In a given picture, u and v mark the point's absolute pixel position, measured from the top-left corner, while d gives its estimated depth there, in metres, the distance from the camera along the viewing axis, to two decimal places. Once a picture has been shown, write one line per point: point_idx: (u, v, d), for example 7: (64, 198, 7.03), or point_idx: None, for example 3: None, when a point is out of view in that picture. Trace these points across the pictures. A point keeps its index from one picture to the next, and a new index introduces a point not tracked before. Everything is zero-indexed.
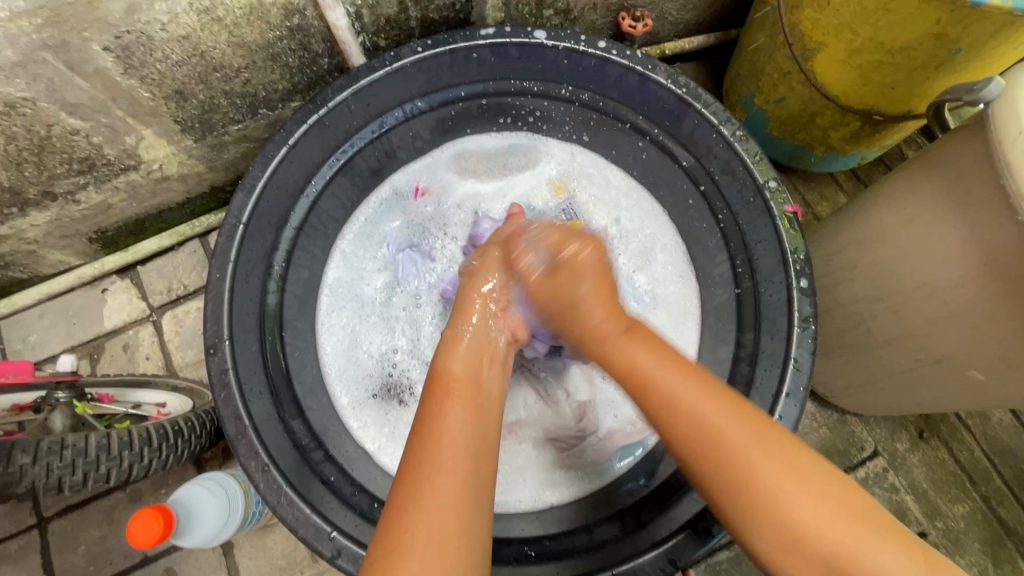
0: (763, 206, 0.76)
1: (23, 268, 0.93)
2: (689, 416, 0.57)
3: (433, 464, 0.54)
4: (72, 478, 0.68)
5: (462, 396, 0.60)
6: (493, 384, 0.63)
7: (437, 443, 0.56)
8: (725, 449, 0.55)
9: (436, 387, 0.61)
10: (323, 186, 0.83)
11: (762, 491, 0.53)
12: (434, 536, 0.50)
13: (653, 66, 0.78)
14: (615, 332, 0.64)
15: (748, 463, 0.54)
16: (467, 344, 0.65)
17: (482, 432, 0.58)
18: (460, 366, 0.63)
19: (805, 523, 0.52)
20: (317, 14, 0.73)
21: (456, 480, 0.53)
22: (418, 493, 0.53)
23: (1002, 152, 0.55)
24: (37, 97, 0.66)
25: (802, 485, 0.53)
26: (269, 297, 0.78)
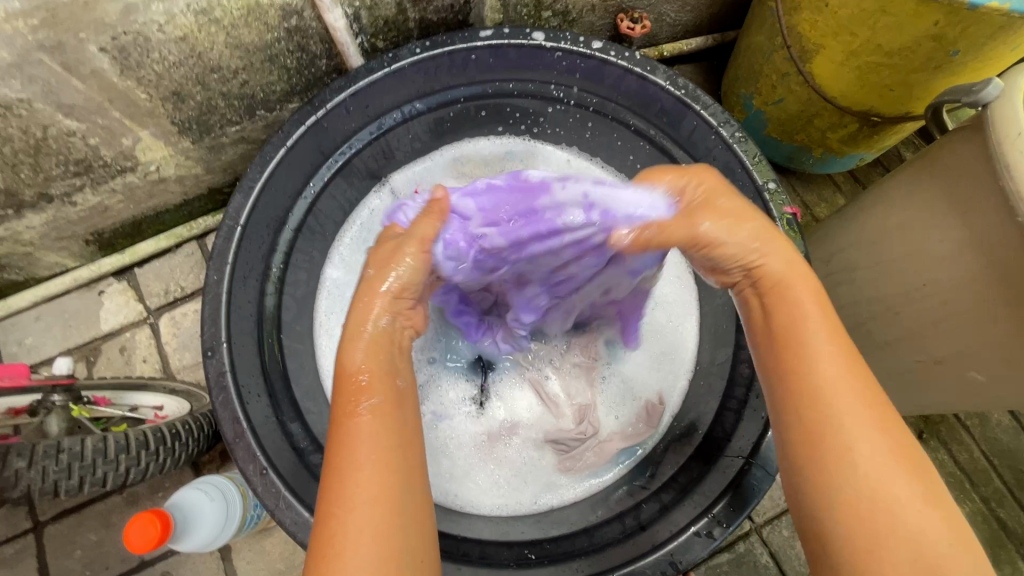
0: (762, 208, 0.76)
1: (18, 270, 0.92)
2: (806, 362, 0.49)
3: (351, 465, 0.47)
4: (69, 482, 0.67)
5: (371, 385, 0.53)
6: (405, 366, 0.57)
7: (350, 444, 0.48)
8: (823, 402, 0.47)
9: (342, 387, 0.53)
10: (321, 188, 0.83)
11: (844, 458, 0.45)
12: (356, 553, 0.43)
13: (651, 68, 0.79)
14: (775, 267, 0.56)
15: (834, 413, 0.46)
16: (370, 334, 0.57)
17: (402, 419, 0.52)
18: (365, 362, 0.54)
19: (878, 492, 0.43)
20: (315, 15, 0.72)
21: (377, 488, 0.46)
22: (341, 499, 0.46)
23: (1002, 153, 0.55)
24: (32, 98, 0.66)
25: (881, 453, 0.45)
26: (266, 299, 0.78)
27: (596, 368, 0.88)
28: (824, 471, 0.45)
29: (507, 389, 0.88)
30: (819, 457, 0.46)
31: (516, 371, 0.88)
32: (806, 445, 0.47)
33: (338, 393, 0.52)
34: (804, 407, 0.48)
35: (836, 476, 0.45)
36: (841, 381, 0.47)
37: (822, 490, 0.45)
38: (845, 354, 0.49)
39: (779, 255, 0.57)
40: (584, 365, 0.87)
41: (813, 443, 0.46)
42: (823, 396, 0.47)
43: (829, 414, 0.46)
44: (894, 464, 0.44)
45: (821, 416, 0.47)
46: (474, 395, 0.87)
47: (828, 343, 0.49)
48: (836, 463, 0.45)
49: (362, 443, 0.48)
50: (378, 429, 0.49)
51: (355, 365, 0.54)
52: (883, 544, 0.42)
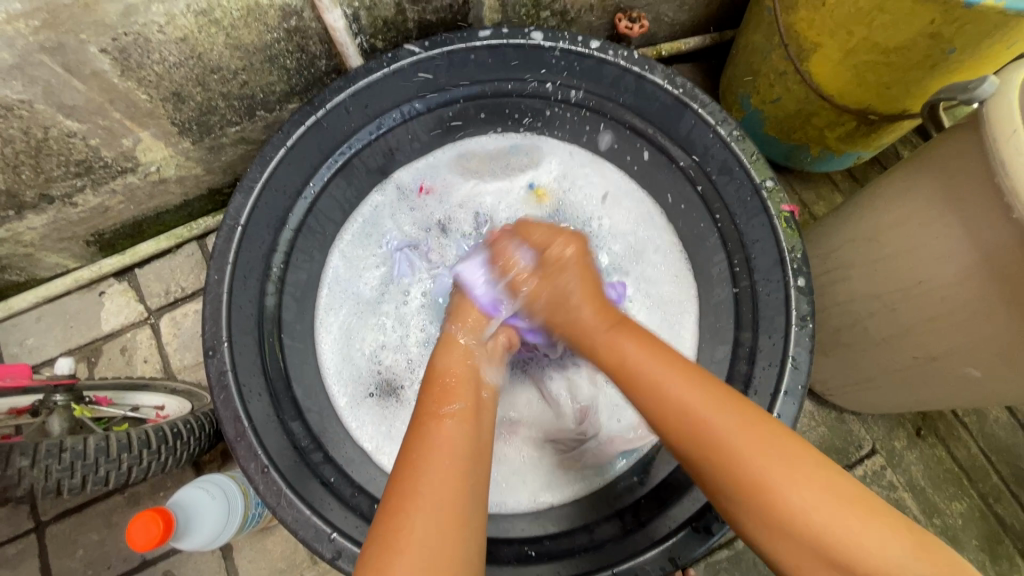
0: (760, 205, 0.76)
1: (20, 271, 0.93)
2: (671, 407, 0.57)
3: (430, 463, 0.52)
4: (72, 480, 0.68)
5: (462, 395, 0.60)
6: (486, 379, 0.65)
7: (434, 445, 0.54)
8: (713, 437, 0.54)
9: (431, 391, 0.60)
10: (321, 188, 0.83)
11: (748, 481, 0.52)
12: (425, 537, 0.48)
13: (650, 67, 0.79)
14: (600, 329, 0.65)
15: (733, 443, 0.53)
16: (458, 349, 0.67)
17: (479, 431, 0.57)
18: (457, 370, 0.63)
19: (791, 502, 0.50)
20: (314, 16, 0.73)
21: (449, 481, 0.51)
22: (412, 492, 0.50)
23: (996, 149, 0.55)
24: (33, 99, 0.66)
25: (790, 463, 0.51)
26: (267, 299, 0.78)
27: (600, 368, 0.88)
28: (736, 494, 0.52)
29: (507, 385, 0.87)
30: (740, 484, 0.52)
31: (516, 367, 0.88)
32: (709, 475, 0.54)
33: (427, 400, 0.59)
34: (685, 446, 0.55)
35: (744, 496, 0.52)
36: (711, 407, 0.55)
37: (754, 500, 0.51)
38: (680, 391, 0.57)
39: (603, 311, 0.67)
40: (588, 363, 0.88)
41: (713, 475, 0.54)
42: (710, 435, 0.54)
43: (722, 450, 0.53)
44: (801, 474, 0.51)
45: (726, 444, 0.53)
46: None
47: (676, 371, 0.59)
48: (751, 486, 0.51)
49: (446, 444, 0.54)
50: (458, 431, 0.56)
51: (448, 371, 0.63)
52: (806, 541, 0.49)
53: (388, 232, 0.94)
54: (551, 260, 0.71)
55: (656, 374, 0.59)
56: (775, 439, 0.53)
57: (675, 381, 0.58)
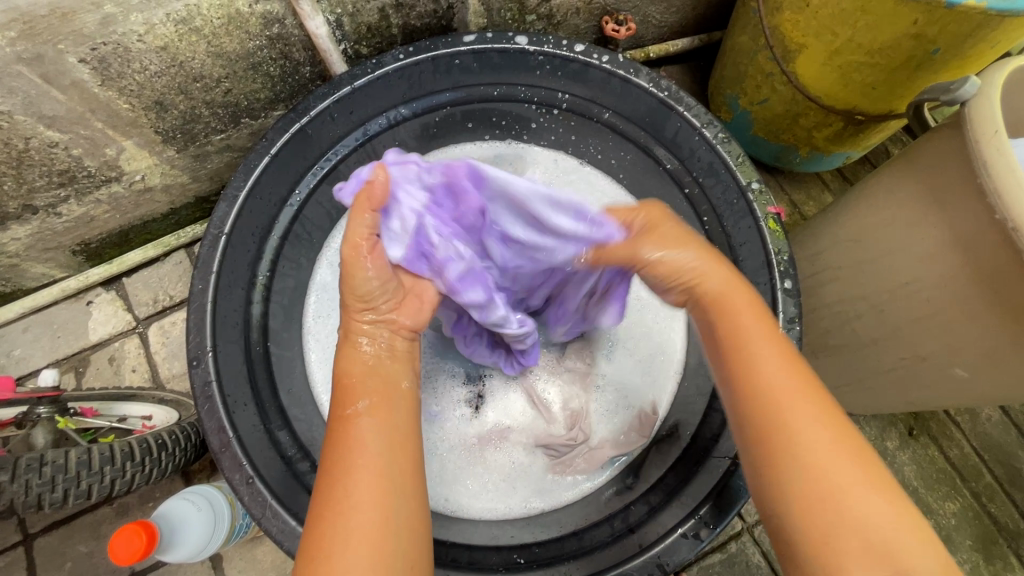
0: (747, 208, 0.76)
1: (5, 282, 0.92)
2: (784, 405, 0.49)
3: (345, 467, 0.49)
4: (53, 495, 0.67)
5: (374, 391, 0.55)
6: (402, 369, 0.59)
7: (347, 445, 0.51)
8: (788, 405, 0.49)
9: (337, 393, 0.55)
10: (307, 195, 0.83)
11: (832, 488, 0.45)
12: (347, 548, 0.46)
13: (634, 71, 0.80)
14: (707, 281, 0.59)
15: (823, 448, 0.47)
16: (367, 349, 0.58)
17: (396, 425, 0.53)
18: (358, 370, 0.56)
19: (866, 521, 0.44)
20: (297, 23, 0.72)
21: (372, 500, 0.48)
22: (333, 497, 0.48)
23: (977, 149, 0.56)
24: (13, 110, 0.66)
25: (863, 476, 0.46)
26: (253, 307, 0.78)
27: (591, 373, 0.87)
28: (815, 504, 0.45)
29: (499, 391, 0.87)
30: (810, 490, 0.46)
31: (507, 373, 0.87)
32: (781, 483, 0.47)
33: (335, 399, 0.55)
34: (770, 435, 0.48)
35: (815, 502, 0.45)
36: (805, 407, 0.49)
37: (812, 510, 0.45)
38: (793, 373, 0.51)
39: (727, 273, 0.59)
40: (580, 369, 0.87)
41: (798, 478, 0.46)
42: (802, 432, 0.48)
43: (819, 448, 0.47)
44: (856, 467, 0.46)
45: (812, 458, 0.47)
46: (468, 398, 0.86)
47: (774, 350, 0.52)
48: (831, 494, 0.45)
49: (362, 444, 0.51)
50: (371, 434, 0.52)
51: (350, 374, 0.56)
52: (849, 556, 0.44)
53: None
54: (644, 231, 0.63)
55: (759, 344, 0.53)
56: (862, 460, 0.47)
57: (776, 363, 0.51)
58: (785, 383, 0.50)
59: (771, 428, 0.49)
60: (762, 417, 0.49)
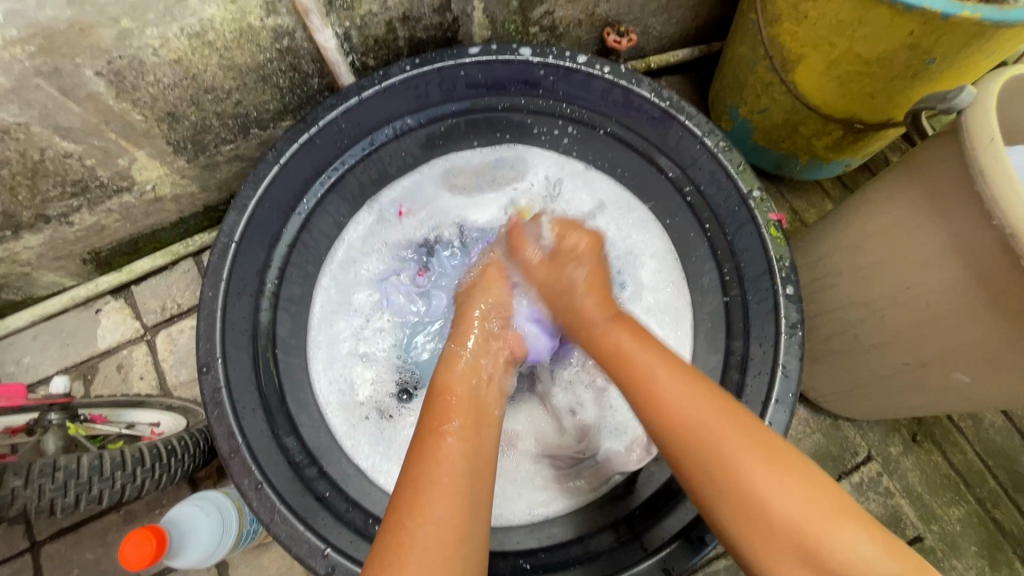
0: (748, 216, 0.77)
1: (17, 290, 0.93)
2: (654, 387, 0.58)
3: (430, 478, 0.53)
4: (65, 500, 0.67)
5: (461, 412, 0.60)
6: (491, 396, 0.64)
7: (435, 459, 0.55)
8: (686, 420, 0.56)
9: (428, 410, 0.60)
10: (315, 204, 0.85)
11: (723, 458, 0.53)
12: (434, 537, 0.49)
13: (636, 80, 0.80)
14: (600, 318, 0.66)
15: (706, 430, 0.55)
16: (464, 363, 0.66)
17: (481, 450, 0.57)
18: (459, 386, 0.63)
19: (763, 489, 0.51)
20: (306, 36, 0.74)
21: (453, 497, 0.52)
22: (414, 508, 0.51)
23: (975, 157, 0.56)
24: (30, 122, 0.67)
25: (747, 447, 0.53)
26: (262, 315, 0.79)
27: (607, 392, 0.87)
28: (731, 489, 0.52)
29: (510, 403, 0.88)
30: (727, 493, 0.53)
31: (518, 386, 0.89)
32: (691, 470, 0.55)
33: (429, 414, 0.60)
34: (673, 433, 0.56)
35: (724, 486, 0.53)
36: (679, 407, 0.56)
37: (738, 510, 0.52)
38: (665, 371, 0.59)
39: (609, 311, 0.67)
40: (596, 387, 0.88)
41: (696, 459, 0.54)
42: (676, 415, 0.56)
43: (701, 433, 0.55)
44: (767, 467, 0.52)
45: (722, 464, 0.53)
46: None
47: (656, 365, 0.60)
48: (722, 467, 0.53)
49: (447, 461, 0.55)
50: (460, 451, 0.56)
51: (448, 390, 0.62)
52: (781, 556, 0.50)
53: (372, 260, 0.93)
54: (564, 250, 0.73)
55: (638, 355, 0.61)
56: (774, 454, 0.53)
57: (659, 367, 0.60)
58: (673, 400, 0.57)
59: (681, 439, 0.55)
60: (658, 433, 0.57)
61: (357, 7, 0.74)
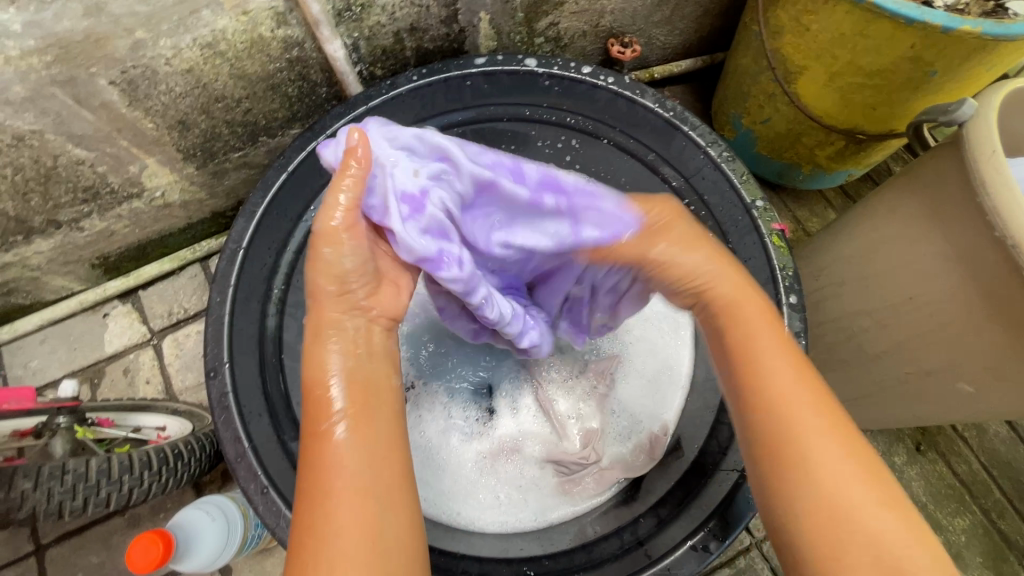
0: (751, 224, 0.79)
1: (26, 294, 0.94)
2: (747, 349, 0.55)
3: (323, 496, 0.47)
4: (73, 503, 0.68)
5: (340, 407, 0.51)
6: (388, 371, 0.55)
7: (323, 472, 0.48)
8: (789, 398, 0.51)
9: (309, 402, 0.52)
10: (320, 212, 0.81)
11: (810, 453, 0.48)
12: (337, 553, 0.44)
13: (640, 92, 0.85)
14: (703, 273, 0.62)
15: (788, 397, 0.51)
16: (339, 351, 0.54)
17: (368, 444, 0.50)
18: (351, 369, 0.53)
19: (853, 501, 0.46)
20: (315, 46, 0.75)
21: (360, 507, 0.46)
22: (318, 524, 0.46)
23: (970, 168, 0.58)
24: (44, 130, 0.69)
25: (843, 444, 0.49)
26: (268, 321, 0.77)
27: (608, 396, 0.89)
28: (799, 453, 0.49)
29: (513, 408, 0.89)
30: (811, 488, 0.47)
31: (520, 391, 0.90)
32: (762, 423, 0.51)
33: (307, 415, 0.52)
34: (768, 404, 0.51)
35: (784, 445, 0.49)
36: (782, 384, 0.52)
37: (807, 499, 0.47)
38: (779, 343, 0.55)
39: (727, 272, 0.62)
40: (597, 391, 0.89)
41: (789, 442, 0.49)
42: (760, 377, 0.53)
43: (792, 411, 0.50)
44: (865, 479, 0.47)
45: (811, 457, 0.48)
46: (478, 415, 0.88)
47: (774, 336, 0.56)
48: (788, 436, 0.49)
49: (337, 467, 0.48)
50: (343, 451, 0.49)
51: (322, 382, 0.52)
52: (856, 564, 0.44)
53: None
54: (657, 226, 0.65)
55: (761, 325, 0.57)
56: (865, 461, 0.48)
57: (762, 338, 0.56)
58: (773, 375, 0.53)
59: (775, 422, 0.50)
60: (754, 402, 0.52)
61: (366, 18, 0.75)
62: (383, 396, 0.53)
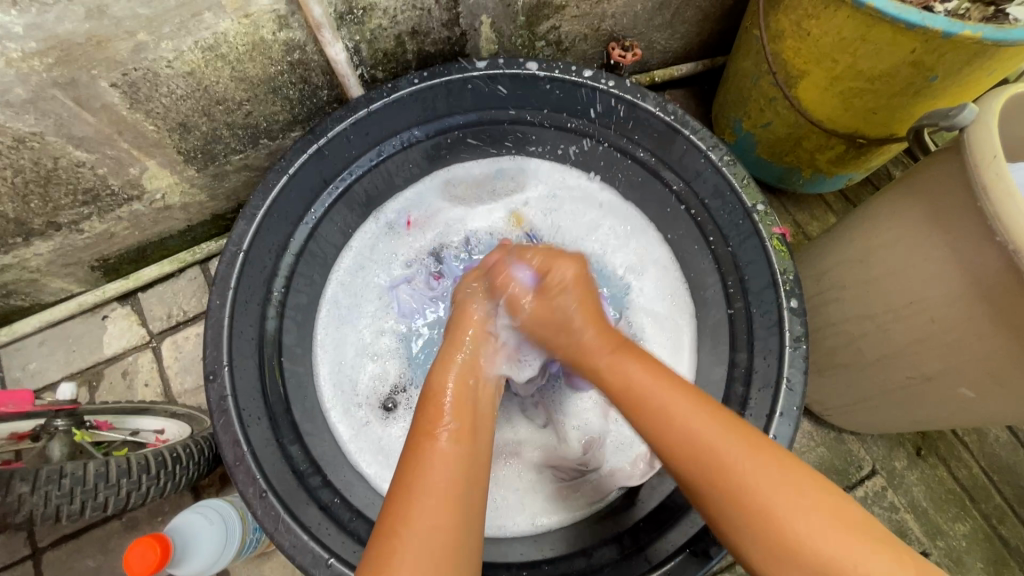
0: (752, 229, 0.78)
1: (25, 297, 0.94)
2: (636, 395, 0.60)
3: (414, 497, 0.52)
4: (72, 506, 0.67)
5: (446, 426, 0.58)
6: (486, 410, 0.63)
7: (419, 476, 0.54)
8: (705, 448, 0.55)
9: (422, 410, 0.60)
10: (322, 214, 0.85)
11: (742, 483, 0.53)
12: (426, 542, 0.49)
13: (642, 95, 0.82)
14: (601, 354, 0.65)
15: (720, 454, 0.54)
16: (450, 386, 0.63)
17: (470, 461, 0.56)
18: (453, 386, 0.63)
19: (786, 520, 0.50)
20: (317, 49, 0.75)
21: (444, 505, 0.52)
22: (403, 516, 0.51)
23: (976, 174, 0.57)
24: (45, 132, 0.68)
25: (777, 471, 0.53)
26: (267, 322, 0.79)
27: (613, 404, 0.88)
28: (734, 492, 0.53)
29: (514, 411, 0.88)
30: (753, 522, 0.51)
31: (522, 396, 0.89)
32: (704, 491, 0.54)
33: (422, 416, 0.59)
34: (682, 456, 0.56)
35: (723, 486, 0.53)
36: (696, 430, 0.56)
37: (760, 532, 0.51)
38: (675, 393, 0.59)
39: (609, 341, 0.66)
40: (600, 398, 0.88)
41: (722, 488, 0.53)
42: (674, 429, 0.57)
43: (716, 456, 0.54)
44: (799, 498, 0.51)
45: (744, 493, 0.52)
46: None
47: (662, 388, 0.59)
48: (718, 473, 0.54)
49: (432, 473, 0.54)
50: (454, 463, 0.55)
51: (442, 394, 0.61)
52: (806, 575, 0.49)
53: (378, 269, 0.94)
54: (552, 285, 0.71)
55: (641, 376, 0.61)
56: (800, 483, 0.52)
57: (659, 384, 0.60)
58: (683, 421, 0.57)
59: (705, 471, 0.54)
60: (671, 457, 0.56)
61: (368, 21, 0.75)
62: (481, 417, 0.61)
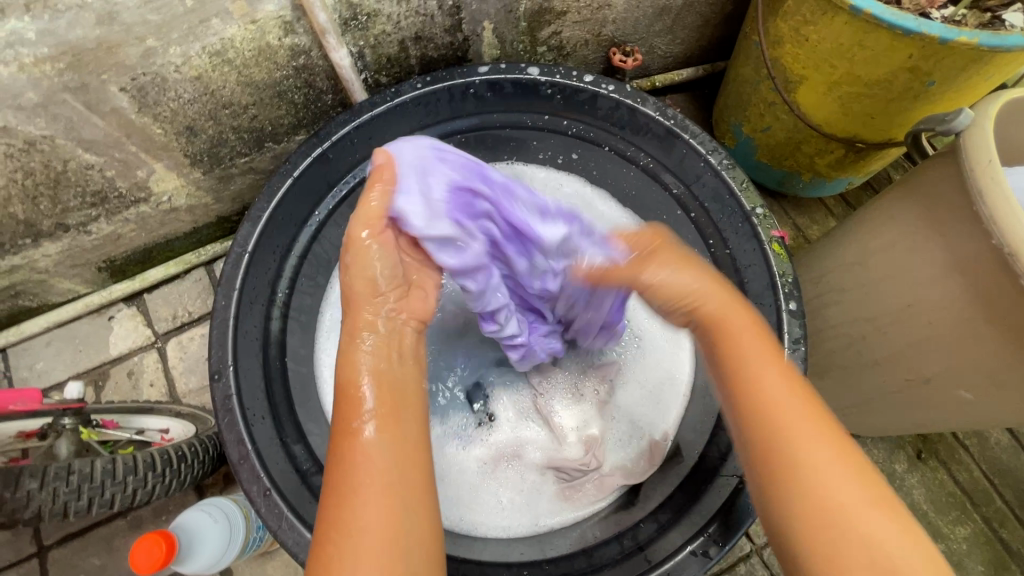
0: (751, 231, 0.79)
1: (32, 297, 0.95)
2: (732, 340, 0.55)
3: (352, 497, 0.46)
4: (79, 503, 0.68)
5: (385, 407, 0.51)
6: (413, 380, 0.55)
7: (349, 476, 0.47)
8: (778, 412, 0.48)
9: (340, 404, 0.51)
10: (327, 215, 0.86)
11: (801, 461, 0.46)
12: (361, 549, 0.44)
13: (642, 100, 0.83)
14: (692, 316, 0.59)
15: (789, 420, 0.48)
16: (367, 349, 0.55)
17: (403, 433, 0.50)
18: (371, 372, 0.53)
19: (843, 504, 0.44)
20: (322, 54, 0.77)
21: (382, 507, 0.45)
22: (341, 522, 0.45)
23: (973, 179, 0.58)
24: (55, 135, 0.70)
25: (840, 460, 0.46)
26: (272, 323, 0.80)
27: (612, 404, 0.88)
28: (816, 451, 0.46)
29: (515, 412, 0.89)
30: (806, 500, 0.45)
31: (522, 399, 0.89)
32: (758, 456, 0.48)
33: (338, 415, 0.51)
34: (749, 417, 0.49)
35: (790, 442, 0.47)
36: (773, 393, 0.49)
37: (809, 512, 0.44)
38: (761, 346, 0.53)
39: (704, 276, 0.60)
40: (599, 399, 0.89)
41: (777, 458, 0.47)
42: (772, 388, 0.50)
43: (782, 428, 0.48)
44: (856, 485, 0.45)
45: (799, 470, 0.46)
46: (477, 418, 0.88)
47: (754, 342, 0.54)
48: (776, 439, 0.47)
49: (365, 465, 0.47)
50: (385, 451, 0.48)
51: (356, 384, 0.52)
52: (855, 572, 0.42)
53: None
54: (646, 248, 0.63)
55: (738, 334, 0.55)
56: (862, 472, 0.46)
57: (751, 335, 0.55)
58: (764, 380, 0.51)
59: (764, 429, 0.48)
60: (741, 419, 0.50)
61: (372, 27, 0.76)
62: (410, 393, 0.54)
